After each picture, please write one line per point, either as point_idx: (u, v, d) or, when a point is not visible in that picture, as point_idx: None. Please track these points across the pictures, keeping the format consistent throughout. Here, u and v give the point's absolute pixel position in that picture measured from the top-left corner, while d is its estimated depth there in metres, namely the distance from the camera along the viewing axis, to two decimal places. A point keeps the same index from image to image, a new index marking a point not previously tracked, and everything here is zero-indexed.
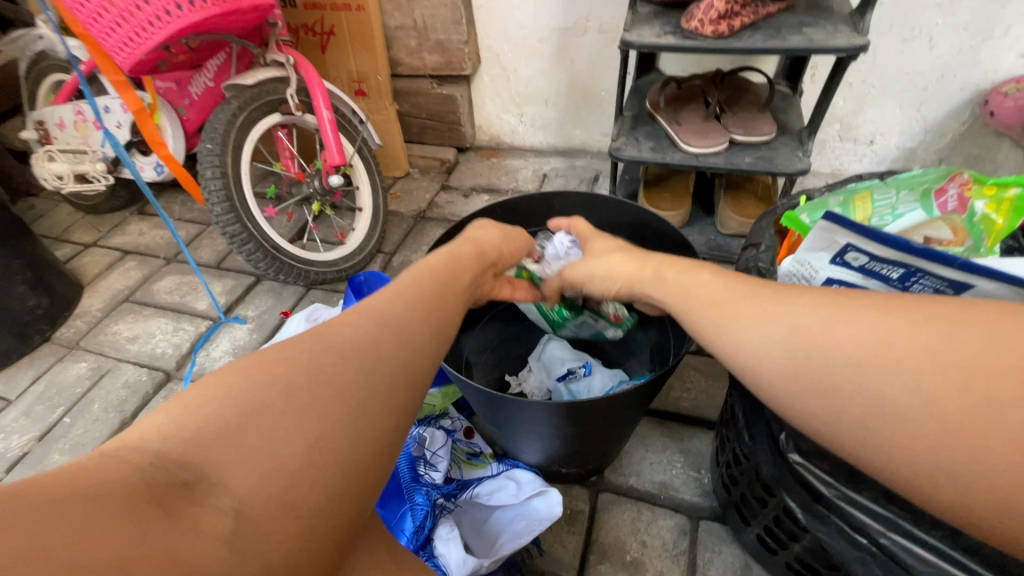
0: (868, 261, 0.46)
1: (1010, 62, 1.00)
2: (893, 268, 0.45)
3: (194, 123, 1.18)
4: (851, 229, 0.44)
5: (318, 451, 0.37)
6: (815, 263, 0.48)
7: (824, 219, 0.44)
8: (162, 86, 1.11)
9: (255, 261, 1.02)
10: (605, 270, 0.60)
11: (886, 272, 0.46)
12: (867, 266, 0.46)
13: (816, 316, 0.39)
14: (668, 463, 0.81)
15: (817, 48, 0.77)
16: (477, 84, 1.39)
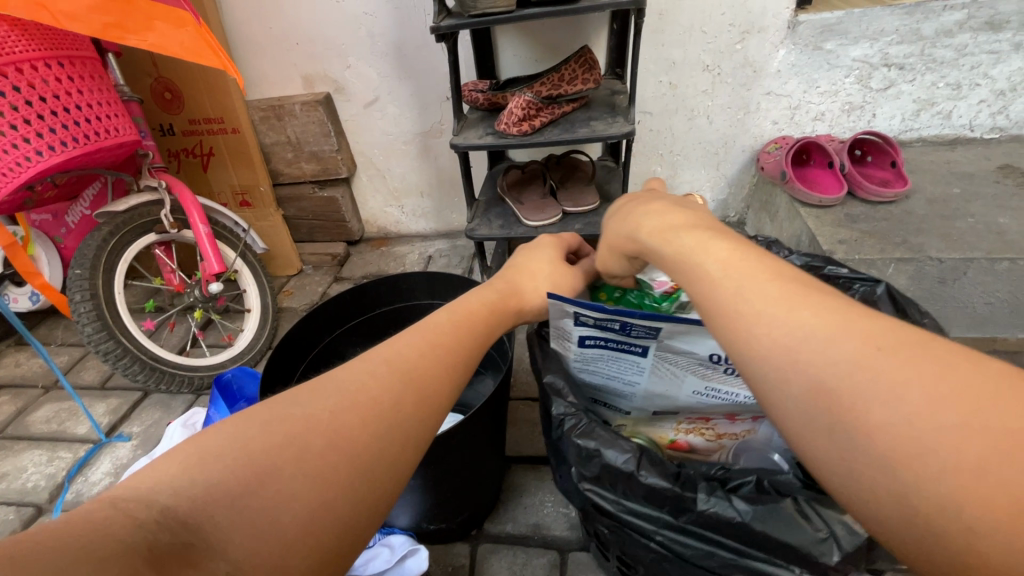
0: (594, 320, 0.57)
1: (769, 128, 1.28)
2: (614, 322, 0.56)
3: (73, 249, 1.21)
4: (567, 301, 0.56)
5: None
6: (565, 326, 0.61)
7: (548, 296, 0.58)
8: (37, 219, 1.15)
9: (132, 375, 1.04)
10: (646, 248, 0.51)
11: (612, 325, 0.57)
12: (598, 323, 0.58)
13: (888, 360, 0.30)
14: (540, 504, 0.88)
15: (599, 137, 0.97)
16: (356, 184, 1.53)
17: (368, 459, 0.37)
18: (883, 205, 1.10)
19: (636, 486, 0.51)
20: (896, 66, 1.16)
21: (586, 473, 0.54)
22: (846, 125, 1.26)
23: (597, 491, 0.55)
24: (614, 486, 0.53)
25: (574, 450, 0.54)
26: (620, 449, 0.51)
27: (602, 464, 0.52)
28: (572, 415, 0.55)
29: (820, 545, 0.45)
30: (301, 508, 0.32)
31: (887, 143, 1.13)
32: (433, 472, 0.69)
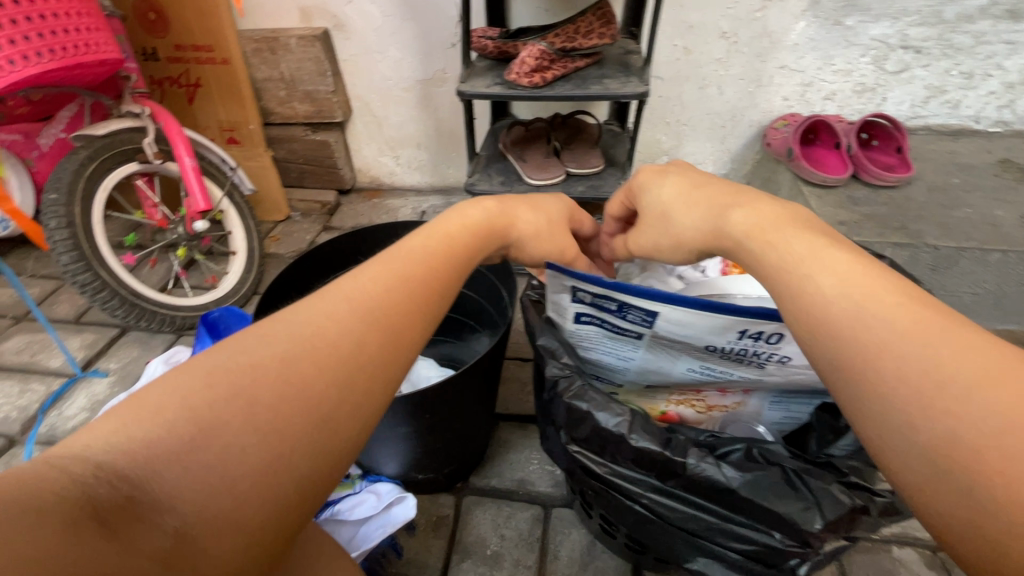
0: (592, 298, 0.54)
1: (779, 104, 1.26)
2: (613, 304, 0.54)
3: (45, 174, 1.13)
4: (568, 275, 0.52)
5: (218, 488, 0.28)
6: (562, 302, 0.57)
7: (546, 267, 0.54)
8: (5, 139, 1.07)
9: (111, 310, 1.00)
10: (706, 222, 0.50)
11: (609, 306, 0.54)
12: (596, 302, 0.55)
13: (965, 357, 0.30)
14: (526, 461, 0.88)
15: (611, 95, 0.93)
16: (351, 130, 1.47)
17: (351, 374, 0.35)
18: (885, 190, 1.10)
19: (626, 449, 0.50)
20: (913, 49, 1.15)
21: (577, 437, 0.54)
22: (855, 106, 1.24)
23: (586, 453, 0.55)
24: (604, 449, 0.53)
25: (564, 410, 0.54)
26: (613, 413, 0.51)
27: (593, 426, 0.51)
28: (565, 377, 0.55)
29: (804, 514, 0.45)
30: (263, 438, 0.30)
31: (895, 128, 1.12)
32: (427, 421, 0.68)
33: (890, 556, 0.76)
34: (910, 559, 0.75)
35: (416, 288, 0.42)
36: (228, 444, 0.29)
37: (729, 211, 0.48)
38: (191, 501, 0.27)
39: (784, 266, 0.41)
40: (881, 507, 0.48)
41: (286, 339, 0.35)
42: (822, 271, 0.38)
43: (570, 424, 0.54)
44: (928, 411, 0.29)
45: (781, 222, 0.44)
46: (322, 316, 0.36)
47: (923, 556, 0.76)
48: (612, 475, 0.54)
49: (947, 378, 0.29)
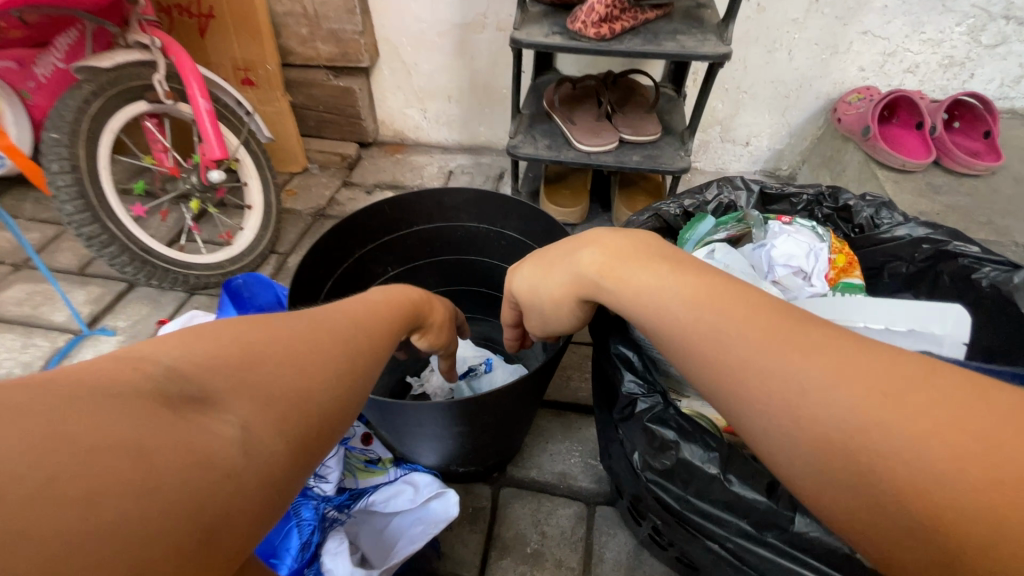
0: None
1: (853, 75, 1.14)
2: None
3: (43, 108, 1.02)
4: None
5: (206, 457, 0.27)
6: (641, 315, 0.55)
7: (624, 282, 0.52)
8: None
9: (120, 267, 0.91)
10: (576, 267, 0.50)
11: None
12: None
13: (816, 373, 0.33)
14: (566, 453, 0.83)
15: (687, 55, 0.82)
16: (376, 77, 1.34)
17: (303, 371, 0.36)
18: (967, 179, 1.01)
19: (718, 490, 0.44)
20: (1015, 20, 1.02)
21: (651, 467, 0.47)
22: (938, 82, 1.13)
23: (661, 488, 0.47)
24: (688, 484, 0.46)
25: (643, 436, 0.47)
26: (702, 449, 0.44)
27: (680, 458, 0.45)
28: (643, 398, 0.48)
29: None
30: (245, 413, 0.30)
31: (986, 110, 1.02)
32: (481, 418, 0.62)
33: None
34: None
35: (343, 321, 0.42)
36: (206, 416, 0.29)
37: (581, 252, 0.51)
38: (183, 462, 0.26)
39: (647, 298, 0.44)
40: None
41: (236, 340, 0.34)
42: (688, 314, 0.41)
43: (648, 452, 0.46)
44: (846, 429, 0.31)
45: (631, 254, 0.47)
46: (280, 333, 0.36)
47: None
48: (693, 517, 0.46)
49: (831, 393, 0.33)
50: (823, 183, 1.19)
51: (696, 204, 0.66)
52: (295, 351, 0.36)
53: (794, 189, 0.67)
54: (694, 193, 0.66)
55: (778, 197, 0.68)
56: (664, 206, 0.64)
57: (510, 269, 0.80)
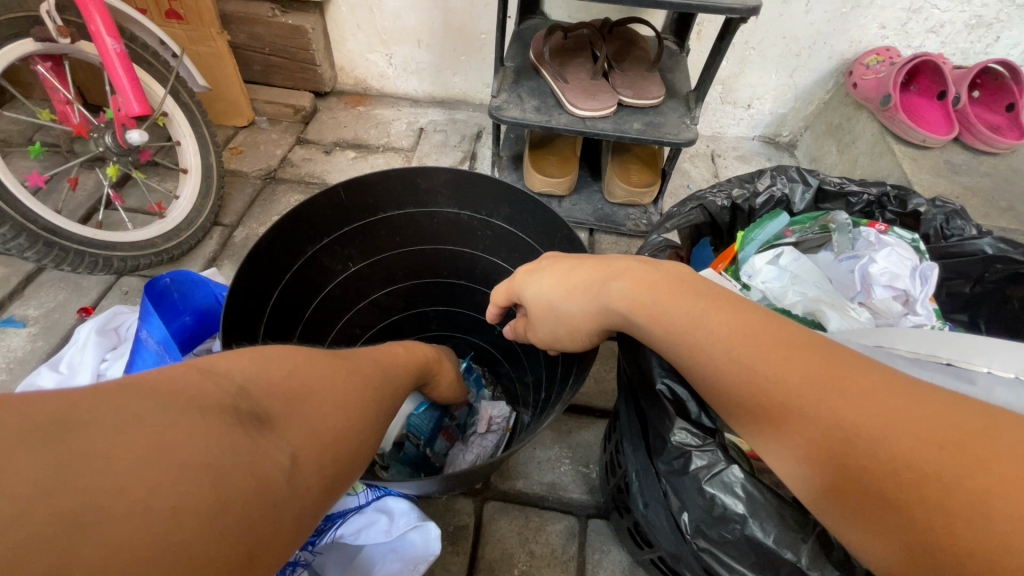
0: None
1: (872, 33, 1.02)
2: None
3: None
4: None
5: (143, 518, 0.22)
6: None
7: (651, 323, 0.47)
8: None
9: (18, 251, 0.75)
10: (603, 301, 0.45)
11: None
12: None
13: (858, 407, 0.30)
14: (556, 460, 0.76)
15: (707, 7, 0.69)
16: (332, 14, 1.14)
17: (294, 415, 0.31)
18: (986, 156, 0.94)
19: (784, 569, 0.39)
20: None
21: (703, 530, 0.43)
22: (960, 45, 1.02)
23: (715, 557, 0.43)
24: (754, 554, 0.41)
25: (704, 500, 0.42)
26: (770, 521, 0.39)
27: (746, 535, 0.40)
28: (700, 456, 0.42)
29: None
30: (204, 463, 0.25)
31: (1016, 81, 0.92)
32: None
33: None
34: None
35: (323, 373, 0.36)
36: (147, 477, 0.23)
37: (609, 282, 0.45)
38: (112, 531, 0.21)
39: (675, 340, 0.40)
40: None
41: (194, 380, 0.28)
42: (717, 354, 0.37)
43: (704, 517, 0.42)
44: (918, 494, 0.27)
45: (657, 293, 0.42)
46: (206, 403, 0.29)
47: None
48: None
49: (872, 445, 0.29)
50: (830, 154, 1.10)
51: (744, 195, 0.61)
52: (213, 463, 0.25)
53: (853, 187, 0.62)
54: (743, 183, 0.61)
55: (835, 194, 0.63)
56: (709, 196, 0.59)
57: (495, 259, 0.73)
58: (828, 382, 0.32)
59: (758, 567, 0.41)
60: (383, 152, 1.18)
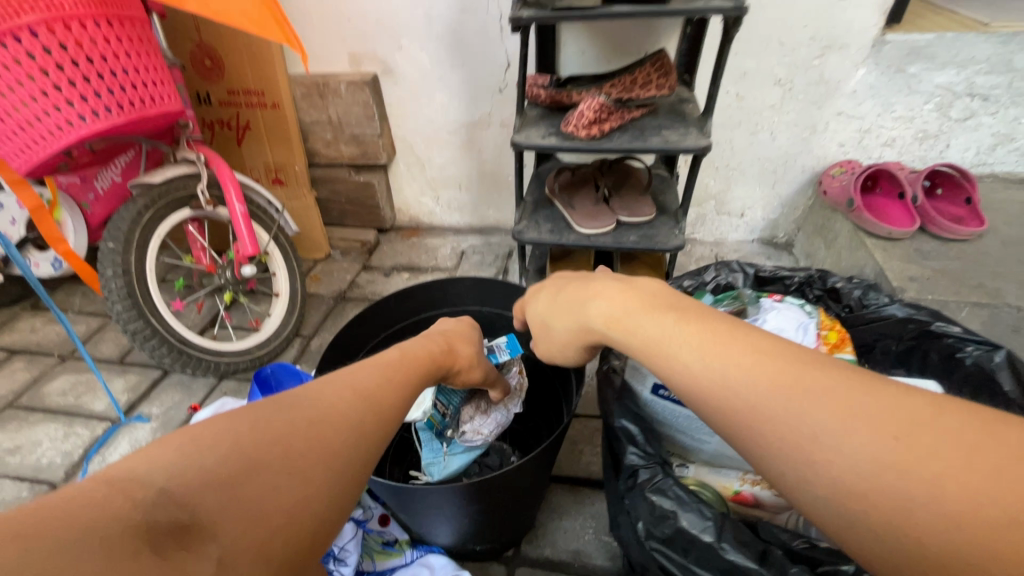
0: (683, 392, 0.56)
1: (834, 150, 1.21)
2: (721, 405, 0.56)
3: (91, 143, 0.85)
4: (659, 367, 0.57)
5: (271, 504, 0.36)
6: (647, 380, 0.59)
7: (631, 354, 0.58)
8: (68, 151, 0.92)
9: (159, 357, 1.00)
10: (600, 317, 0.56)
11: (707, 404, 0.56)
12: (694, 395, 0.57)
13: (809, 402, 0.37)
14: (581, 530, 0.84)
15: (671, 148, 0.91)
16: (393, 171, 1.48)
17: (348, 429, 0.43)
18: (954, 243, 1.05)
19: (714, 558, 0.44)
20: (980, 97, 1.10)
21: (652, 531, 0.48)
22: (916, 153, 1.19)
23: (664, 557, 0.48)
24: (689, 555, 0.46)
25: (644, 506, 0.48)
26: (697, 512, 0.45)
27: (677, 527, 0.46)
28: (645, 467, 0.50)
29: None
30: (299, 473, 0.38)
31: (965, 179, 1.07)
32: (492, 494, 0.65)
33: None
34: None
35: None
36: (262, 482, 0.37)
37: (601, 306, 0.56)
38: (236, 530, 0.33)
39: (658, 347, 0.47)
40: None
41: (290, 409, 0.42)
42: (695, 359, 0.43)
43: (647, 516, 0.48)
44: (839, 464, 0.34)
45: (647, 308, 0.51)
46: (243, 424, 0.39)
47: None
48: None
49: (817, 415, 0.36)
50: (820, 250, 1.24)
51: (696, 285, 0.76)
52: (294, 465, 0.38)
53: (785, 271, 0.75)
54: (694, 275, 0.77)
55: (773, 279, 0.76)
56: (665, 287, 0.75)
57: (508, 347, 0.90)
58: (785, 365, 0.39)
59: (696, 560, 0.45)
60: (432, 272, 1.43)
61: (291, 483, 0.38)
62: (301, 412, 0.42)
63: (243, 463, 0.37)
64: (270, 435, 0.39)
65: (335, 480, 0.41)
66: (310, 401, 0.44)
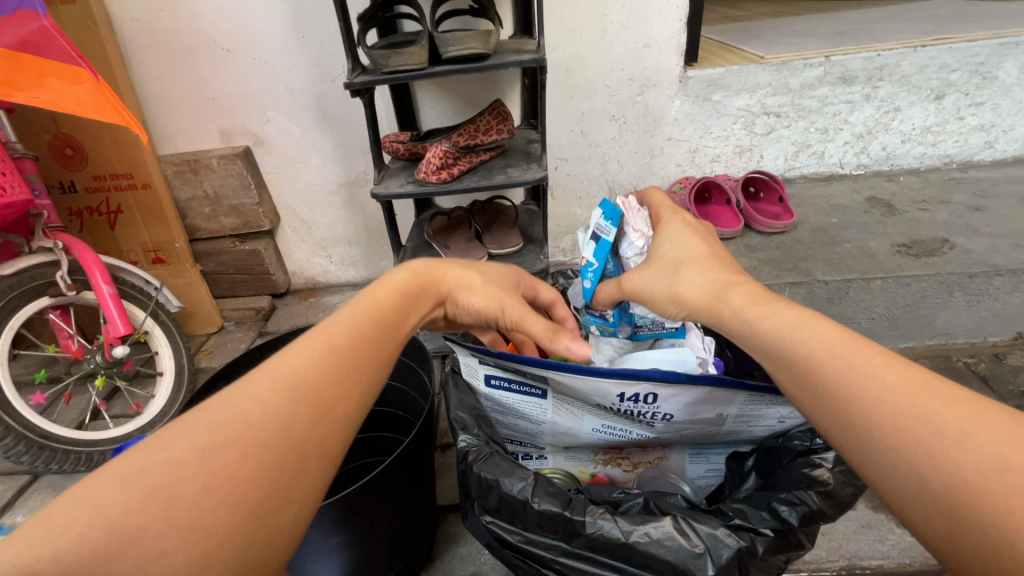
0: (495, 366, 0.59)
1: (674, 169, 1.37)
2: (534, 384, 0.59)
3: None
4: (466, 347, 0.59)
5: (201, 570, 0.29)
6: (474, 368, 0.62)
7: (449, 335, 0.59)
8: None
9: (16, 457, 0.94)
10: (670, 290, 0.53)
11: (526, 383, 0.60)
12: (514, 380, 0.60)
13: (928, 401, 0.35)
14: (477, 552, 0.85)
15: (514, 182, 1.02)
16: (280, 236, 1.50)
17: (280, 464, 0.33)
18: (775, 236, 1.22)
19: (531, 514, 0.52)
20: (774, 114, 1.31)
21: (485, 507, 0.55)
22: (739, 165, 1.38)
23: (498, 525, 0.55)
24: (514, 516, 0.53)
25: (475, 481, 0.54)
26: (513, 476, 0.53)
27: (500, 494, 0.52)
28: (476, 446, 0.56)
29: (696, 560, 0.48)
30: (193, 538, 0.29)
31: (774, 181, 1.27)
32: (360, 524, 0.67)
33: None
34: None
35: None
36: (149, 549, 0.28)
37: (730, 288, 0.49)
38: None
39: (783, 331, 0.43)
40: (774, 548, 0.50)
41: (208, 426, 0.33)
42: (816, 344, 0.40)
43: (477, 494, 0.54)
44: (953, 456, 0.32)
45: (771, 296, 0.46)
46: (199, 440, 0.32)
47: None
48: (524, 542, 0.54)
49: (940, 413, 0.34)
50: None
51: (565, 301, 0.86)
52: (230, 496, 0.31)
53: None
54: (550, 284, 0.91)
55: None
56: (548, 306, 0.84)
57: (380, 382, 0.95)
58: (915, 371, 0.37)
59: (516, 521, 0.53)
60: None
61: (190, 550, 0.29)
62: (228, 423, 0.33)
63: (131, 522, 0.28)
64: (192, 470, 0.31)
65: (266, 528, 0.32)
66: (229, 412, 0.33)
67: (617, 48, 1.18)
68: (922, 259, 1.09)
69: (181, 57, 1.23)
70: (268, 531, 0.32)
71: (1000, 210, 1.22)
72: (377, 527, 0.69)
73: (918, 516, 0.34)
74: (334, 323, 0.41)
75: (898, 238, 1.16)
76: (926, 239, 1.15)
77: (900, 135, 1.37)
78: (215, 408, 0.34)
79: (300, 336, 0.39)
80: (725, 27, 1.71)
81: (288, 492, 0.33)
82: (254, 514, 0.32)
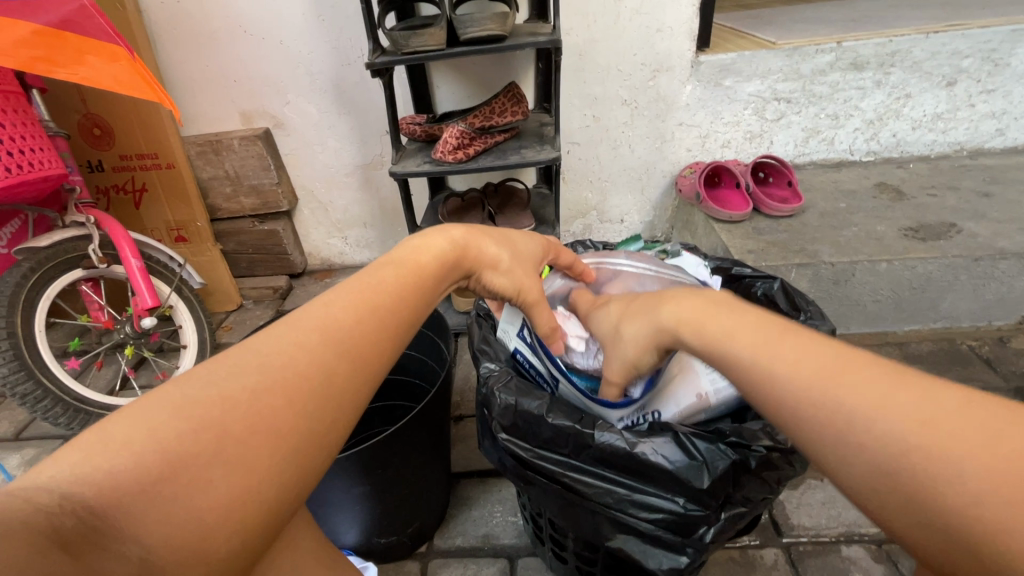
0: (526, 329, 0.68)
1: (683, 154, 1.39)
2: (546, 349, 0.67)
3: None
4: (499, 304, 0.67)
5: (248, 494, 0.32)
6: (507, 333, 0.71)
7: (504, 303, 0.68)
8: None
9: (54, 418, 1.00)
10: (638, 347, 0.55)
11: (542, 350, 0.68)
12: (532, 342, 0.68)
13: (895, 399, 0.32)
14: (489, 515, 0.89)
15: (528, 162, 1.04)
16: (298, 218, 1.54)
17: (319, 403, 0.36)
18: (783, 220, 1.24)
19: (546, 429, 0.56)
20: (784, 100, 1.33)
21: (503, 425, 0.58)
22: (749, 151, 1.40)
23: (513, 443, 0.58)
24: (527, 432, 0.57)
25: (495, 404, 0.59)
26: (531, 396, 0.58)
27: (518, 411, 0.57)
28: (497, 372, 0.62)
29: (692, 469, 0.51)
30: (241, 472, 0.31)
31: (783, 165, 1.29)
32: (381, 478, 0.71)
33: (840, 555, 0.79)
34: (860, 556, 0.78)
35: None
36: (203, 473, 0.30)
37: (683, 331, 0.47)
38: (157, 534, 0.28)
39: (733, 340, 0.42)
40: (766, 462, 0.54)
41: (256, 368, 0.35)
42: (776, 353, 0.39)
43: (494, 418, 0.59)
44: (915, 454, 0.30)
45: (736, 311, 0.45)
46: (248, 381, 0.34)
47: (870, 551, 0.79)
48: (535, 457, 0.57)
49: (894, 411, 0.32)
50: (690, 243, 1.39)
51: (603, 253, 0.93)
52: (277, 434, 0.33)
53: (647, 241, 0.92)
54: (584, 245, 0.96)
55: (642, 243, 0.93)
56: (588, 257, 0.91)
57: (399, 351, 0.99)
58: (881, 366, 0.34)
59: (531, 438, 0.57)
60: None
61: (237, 479, 0.31)
62: (266, 365, 0.35)
63: (182, 446, 0.30)
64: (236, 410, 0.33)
65: (297, 460, 0.34)
66: (273, 353, 0.36)
67: (630, 33, 1.20)
68: (928, 242, 1.11)
69: (204, 41, 1.27)
70: (297, 473, 0.34)
71: (1009, 195, 1.23)
72: (398, 482, 0.73)
73: (880, 506, 0.32)
74: (370, 283, 0.44)
75: (906, 222, 1.18)
76: (934, 223, 1.16)
77: (911, 122, 1.38)
78: (260, 349, 0.36)
79: (336, 293, 0.42)
80: (739, 15, 1.71)
81: (311, 423, 0.35)
82: (288, 454, 0.34)
